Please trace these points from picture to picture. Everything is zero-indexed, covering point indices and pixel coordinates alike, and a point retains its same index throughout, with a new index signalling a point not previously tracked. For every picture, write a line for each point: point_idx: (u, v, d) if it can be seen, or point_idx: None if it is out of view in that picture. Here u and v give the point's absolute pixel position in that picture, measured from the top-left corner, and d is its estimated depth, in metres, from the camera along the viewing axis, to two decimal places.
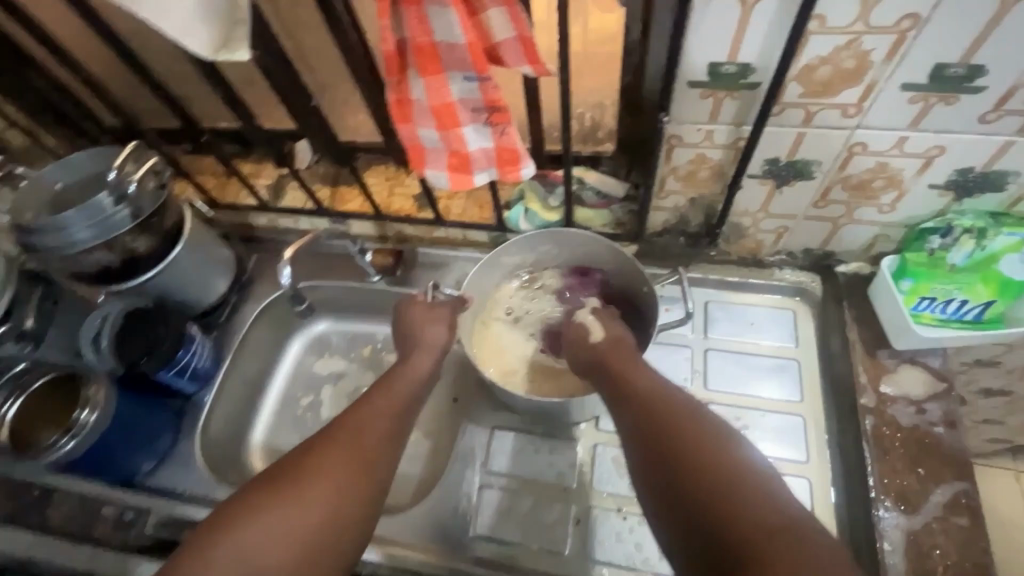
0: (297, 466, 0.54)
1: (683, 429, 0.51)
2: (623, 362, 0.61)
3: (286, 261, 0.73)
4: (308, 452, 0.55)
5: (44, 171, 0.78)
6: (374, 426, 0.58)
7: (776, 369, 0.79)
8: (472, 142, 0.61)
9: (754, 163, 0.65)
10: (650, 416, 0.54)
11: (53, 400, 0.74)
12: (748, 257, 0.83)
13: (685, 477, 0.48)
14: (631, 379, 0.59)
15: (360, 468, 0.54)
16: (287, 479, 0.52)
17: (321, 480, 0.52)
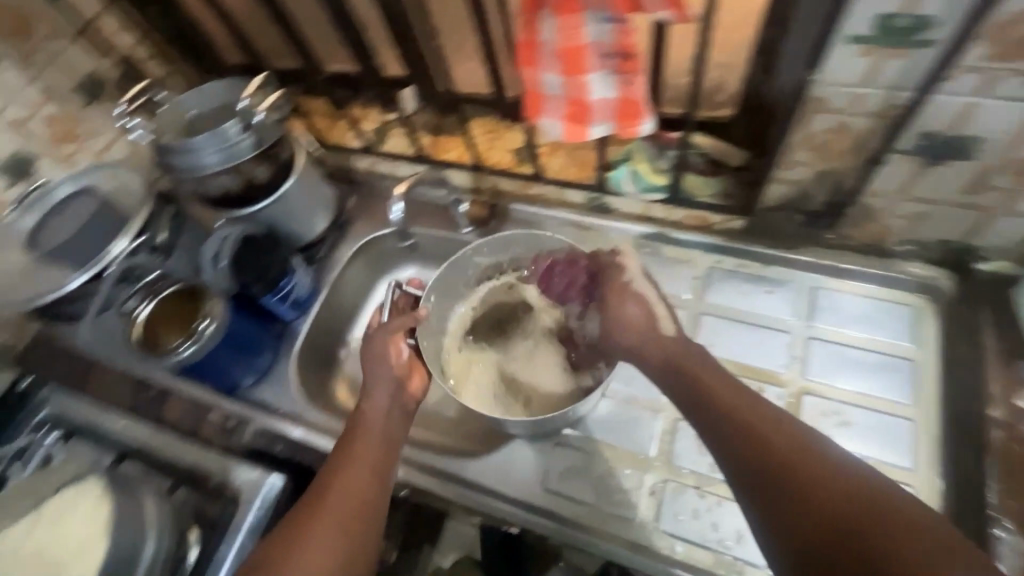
0: (289, 529, 0.57)
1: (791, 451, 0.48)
2: (701, 372, 0.57)
3: (396, 196, 0.76)
4: (297, 514, 0.59)
5: (183, 98, 0.84)
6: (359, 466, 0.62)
7: (887, 367, 0.73)
8: (595, 91, 0.59)
9: (905, 136, 0.59)
10: (747, 439, 0.50)
11: (178, 308, 0.82)
12: (871, 244, 0.76)
13: (804, 504, 0.44)
14: (713, 391, 0.55)
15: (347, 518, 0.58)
16: (283, 549, 0.56)
17: (314, 538, 0.56)
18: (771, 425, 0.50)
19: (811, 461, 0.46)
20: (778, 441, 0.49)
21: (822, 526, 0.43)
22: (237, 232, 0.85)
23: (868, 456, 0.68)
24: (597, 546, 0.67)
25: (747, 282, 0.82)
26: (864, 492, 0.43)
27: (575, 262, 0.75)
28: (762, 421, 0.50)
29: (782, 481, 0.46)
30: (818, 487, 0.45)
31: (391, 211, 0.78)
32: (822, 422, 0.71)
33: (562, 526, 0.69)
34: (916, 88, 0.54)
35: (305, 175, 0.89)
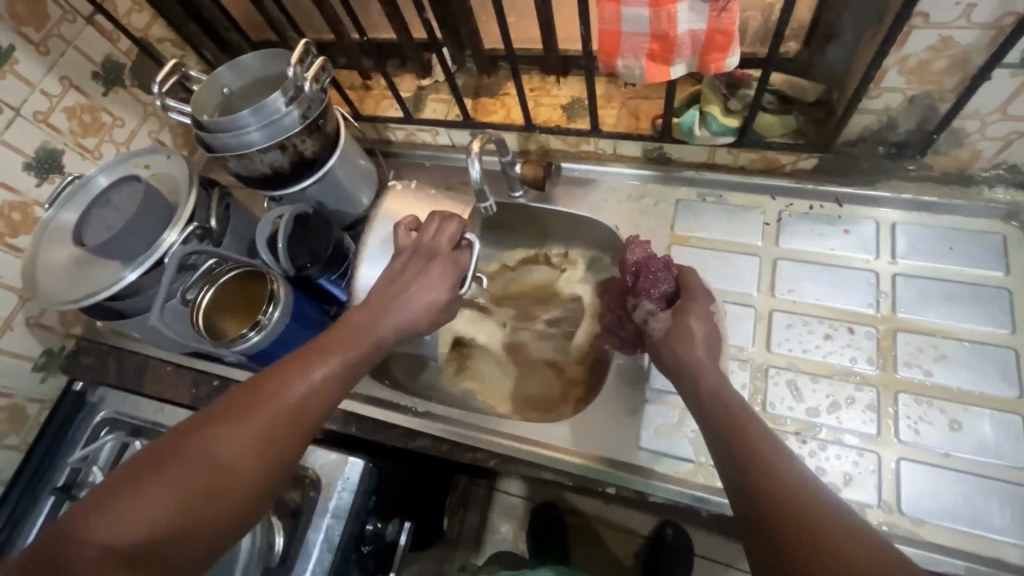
0: (222, 414, 0.53)
1: (798, 502, 0.47)
2: (736, 412, 0.56)
3: (474, 154, 0.71)
4: (234, 399, 0.54)
5: (216, 73, 0.78)
6: (313, 381, 0.56)
7: (980, 298, 0.70)
8: (684, 22, 0.55)
9: (1016, 48, 0.55)
10: (757, 481, 0.50)
11: (239, 291, 0.79)
12: (953, 172, 0.73)
13: (793, 550, 0.44)
14: (740, 427, 0.54)
15: (276, 428, 0.53)
16: (203, 433, 0.51)
17: (237, 433, 0.51)
18: (786, 472, 0.49)
19: (817, 511, 0.46)
20: (786, 488, 0.48)
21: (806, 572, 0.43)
22: (291, 210, 0.79)
23: (972, 388, 0.66)
24: (698, 499, 0.68)
25: (821, 224, 0.79)
26: (858, 554, 0.42)
27: (668, 268, 0.72)
28: (779, 464, 0.50)
29: (782, 523, 0.46)
30: (812, 536, 0.44)
31: (471, 169, 0.73)
32: (918, 359, 0.69)
33: (658, 480, 0.70)
34: None
35: (348, 148, 0.86)
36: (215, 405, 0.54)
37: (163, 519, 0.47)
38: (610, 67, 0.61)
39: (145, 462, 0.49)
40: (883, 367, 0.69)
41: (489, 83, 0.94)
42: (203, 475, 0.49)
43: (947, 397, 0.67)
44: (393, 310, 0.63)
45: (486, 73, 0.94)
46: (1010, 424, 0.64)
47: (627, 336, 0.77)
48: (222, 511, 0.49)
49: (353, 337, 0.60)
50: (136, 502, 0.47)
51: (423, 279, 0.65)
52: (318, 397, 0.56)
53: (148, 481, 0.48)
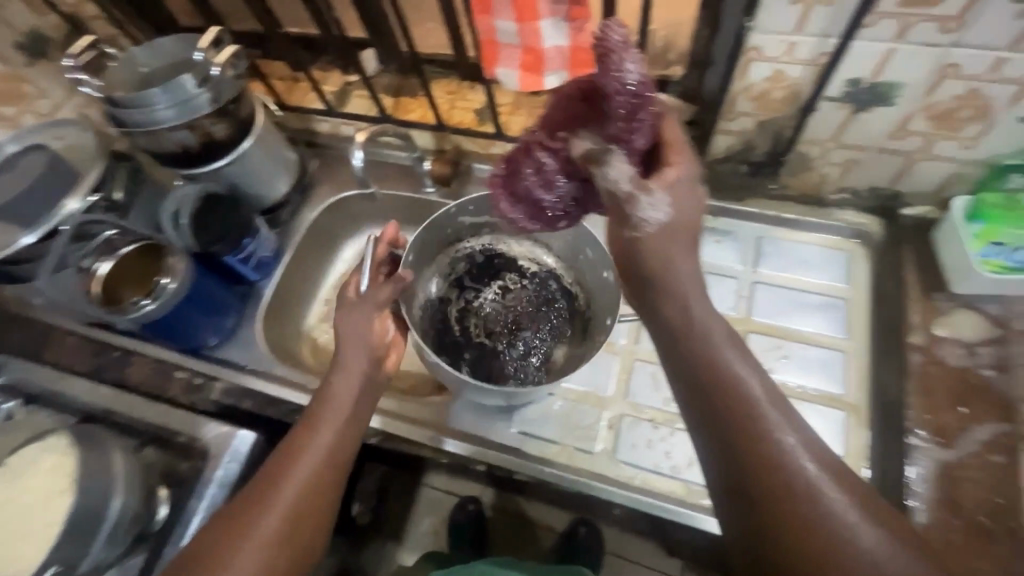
0: (220, 542, 0.52)
1: (802, 506, 0.41)
2: (699, 326, 0.49)
3: (357, 144, 0.76)
4: (239, 515, 0.54)
5: (133, 52, 0.82)
6: (307, 480, 0.56)
7: (824, 305, 0.78)
8: (548, 38, 0.61)
9: (834, 83, 0.63)
10: (753, 480, 0.43)
11: (140, 264, 0.80)
12: (809, 194, 0.82)
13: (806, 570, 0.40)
14: (726, 399, 0.46)
15: (279, 538, 0.53)
16: (208, 556, 0.51)
17: (245, 555, 0.51)
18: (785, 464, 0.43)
19: (824, 520, 0.41)
20: (787, 486, 0.42)
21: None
22: (195, 189, 0.83)
23: (808, 386, 0.73)
24: (563, 479, 0.71)
25: (699, 233, 0.86)
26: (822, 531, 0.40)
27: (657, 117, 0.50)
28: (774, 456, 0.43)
29: (785, 525, 0.41)
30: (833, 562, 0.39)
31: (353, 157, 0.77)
32: (765, 358, 0.76)
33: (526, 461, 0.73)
34: (841, 34, 0.58)
35: (268, 134, 0.89)
36: (218, 522, 0.54)
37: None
38: (493, 73, 0.67)
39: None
40: None
41: (411, 84, 0.99)
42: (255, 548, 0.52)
43: (787, 392, 0.73)
44: (341, 386, 0.62)
45: (407, 73, 0.98)
46: (834, 417, 0.70)
47: (552, 212, 0.61)
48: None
49: (333, 429, 0.60)
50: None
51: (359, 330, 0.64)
52: (314, 488, 0.57)
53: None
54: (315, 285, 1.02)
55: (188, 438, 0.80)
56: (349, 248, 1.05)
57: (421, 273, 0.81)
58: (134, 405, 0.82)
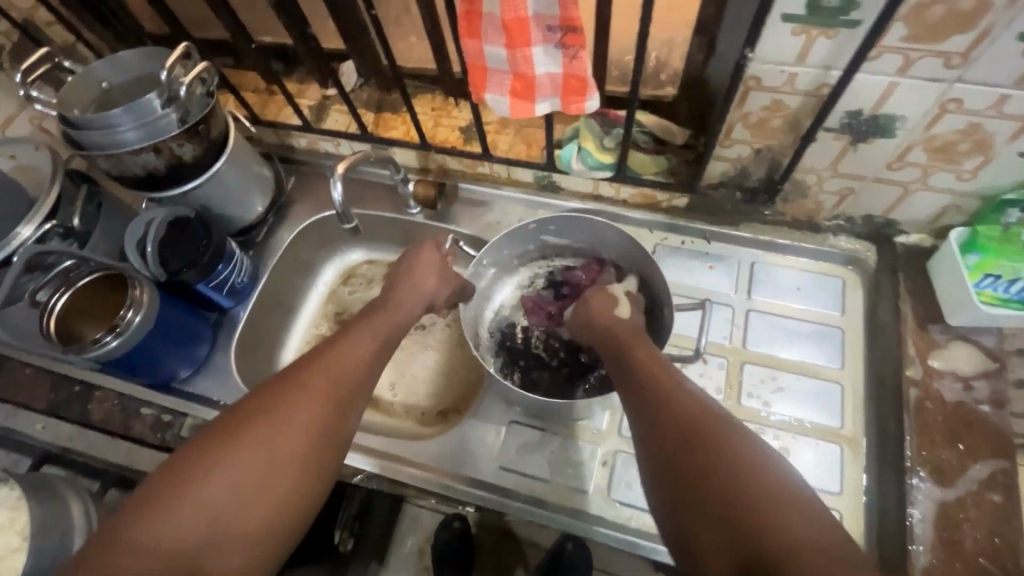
0: (251, 412, 0.53)
1: (721, 443, 0.48)
2: (635, 344, 0.60)
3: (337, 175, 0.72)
4: (286, 379, 0.56)
5: (92, 67, 0.76)
6: (353, 351, 0.60)
7: (819, 335, 0.76)
8: (540, 65, 0.58)
9: (834, 114, 0.61)
10: (682, 431, 0.50)
11: (100, 296, 0.75)
12: (803, 219, 0.80)
13: (730, 498, 0.44)
14: (658, 385, 0.55)
15: (323, 398, 0.55)
16: (257, 410, 0.53)
17: (296, 408, 0.54)
18: (707, 420, 0.50)
19: (742, 456, 0.47)
20: (710, 429, 0.49)
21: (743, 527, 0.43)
22: (162, 216, 0.78)
23: (804, 418, 0.72)
24: (555, 518, 0.69)
25: (691, 258, 0.84)
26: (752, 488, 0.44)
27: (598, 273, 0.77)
28: (692, 414, 0.51)
29: (714, 463, 0.47)
30: (755, 489, 0.44)
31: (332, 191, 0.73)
32: (759, 390, 0.74)
33: (521, 504, 0.71)
34: (844, 67, 0.56)
35: (241, 152, 0.84)
36: (265, 383, 0.56)
37: (236, 496, 0.48)
38: (481, 99, 0.64)
39: (203, 442, 0.51)
40: (729, 396, 0.74)
41: (393, 99, 0.95)
42: (272, 437, 0.51)
43: (781, 426, 0.72)
44: (398, 295, 0.69)
45: (389, 88, 0.95)
46: (829, 452, 0.70)
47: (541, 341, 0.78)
48: (289, 481, 0.51)
49: (379, 317, 0.66)
50: (190, 492, 0.47)
51: (419, 265, 0.72)
52: (357, 364, 0.59)
53: (207, 461, 0.49)
54: (296, 307, 0.97)
55: None
56: (330, 270, 1.00)
57: (496, 275, 0.83)
58: (99, 444, 0.81)
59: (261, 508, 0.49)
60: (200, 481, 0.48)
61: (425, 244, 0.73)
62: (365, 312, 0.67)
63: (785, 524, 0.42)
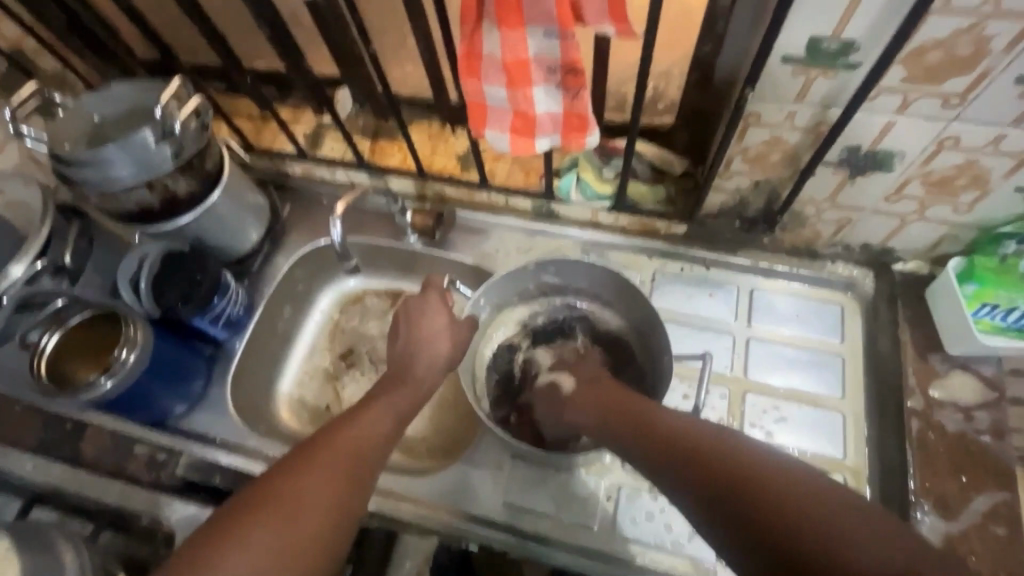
0: (283, 480, 0.56)
1: (715, 445, 0.51)
2: (605, 394, 0.63)
3: (336, 216, 0.74)
4: (303, 454, 0.59)
5: (83, 100, 0.75)
6: (376, 426, 0.63)
7: (819, 363, 0.76)
8: (541, 104, 0.58)
9: (833, 149, 0.62)
10: (677, 446, 0.53)
11: (91, 334, 0.73)
12: (801, 247, 0.80)
13: (739, 492, 0.47)
14: (641, 412, 0.59)
15: (343, 473, 0.58)
16: (284, 483, 0.56)
17: (317, 484, 0.56)
18: (687, 427, 0.54)
19: (736, 452, 0.50)
20: (693, 436, 0.53)
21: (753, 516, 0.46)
22: (156, 250, 0.78)
23: (805, 449, 0.72)
24: (560, 556, 0.70)
25: (691, 285, 0.82)
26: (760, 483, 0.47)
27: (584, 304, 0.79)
28: (683, 427, 0.54)
29: (715, 465, 0.50)
30: (754, 479, 0.47)
31: (332, 229, 0.75)
32: (761, 420, 0.74)
33: (531, 543, 0.71)
34: (842, 106, 0.57)
35: (236, 183, 0.83)
36: (288, 458, 0.59)
37: (263, 571, 0.51)
38: (481, 135, 0.64)
39: (232, 515, 0.53)
40: (732, 426, 0.74)
41: (389, 126, 0.94)
42: (304, 504, 0.55)
43: (785, 457, 0.71)
44: (418, 356, 0.71)
45: (385, 116, 0.94)
46: (833, 482, 0.69)
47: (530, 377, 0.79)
48: (308, 561, 0.53)
49: (404, 388, 0.68)
50: (221, 560, 0.50)
51: (431, 309, 0.73)
52: (376, 437, 0.63)
53: (236, 534, 0.51)
54: (293, 336, 0.95)
55: (151, 519, 0.76)
56: (326, 298, 0.98)
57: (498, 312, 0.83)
58: (90, 484, 0.77)
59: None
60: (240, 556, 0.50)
61: (430, 285, 0.76)
62: (389, 380, 0.69)
63: (791, 501, 0.45)
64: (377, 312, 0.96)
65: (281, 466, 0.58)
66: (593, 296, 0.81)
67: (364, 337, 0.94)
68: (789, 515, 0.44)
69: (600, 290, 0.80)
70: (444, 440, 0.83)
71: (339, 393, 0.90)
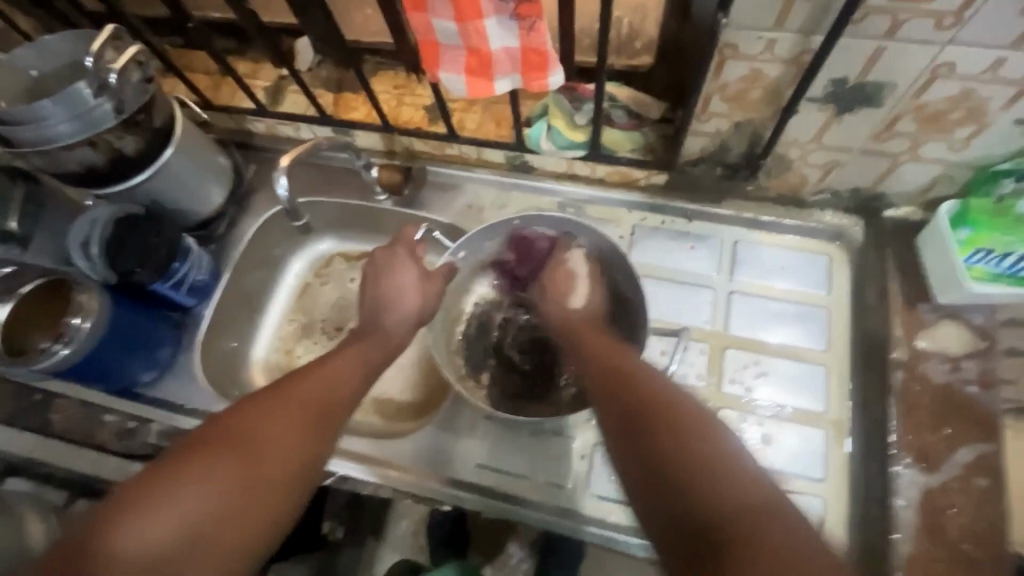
0: (235, 426, 0.50)
1: (668, 412, 0.48)
2: (590, 336, 0.62)
3: (280, 170, 0.70)
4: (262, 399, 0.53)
5: (16, 54, 0.70)
6: (346, 374, 0.59)
7: (803, 315, 0.73)
8: (494, 38, 0.53)
9: (817, 83, 0.57)
10: (626, 408, 0.51)
11: (46, 302, 0.71)
12: (787, 194, 0.76)
13: (675, 476, 0.44)
14: (611, 364, 0.56)
15: (309, 416, 0.53)
16: (245, 419, 0.51)
17: (281, 423, 0.51)
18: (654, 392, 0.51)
19: (688, 427, 0.47)
20: (653, 401, 0.50)
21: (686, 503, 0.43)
22: (107, 214, 0.74)
23: (786, 403, 0.69)
24: (532, 517, 0.69)
25: (671, 239, 0.79)
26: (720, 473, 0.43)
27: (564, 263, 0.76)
28: (651, 392, 0.51)
29: (664, 445, 0.46)
30: (704, 466, 0.44)
31: (276, 185, 0.71)
32: (741, 375, 0.71)
33: (508, 506, 0.70)
34: (826, 33, 0.52)
35: (190, 141, 0.77)
36: (251, 397, 0.54)
37: (218, 510, 0.46)
38: (435, 77, 0.59)
39: (185, 450, 0.48)
40: (711, 382, 0.71)
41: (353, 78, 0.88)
42: (257, 455, 0.49)
43: (766, 412, 0.69)
44: (389, 314, 0.68)
45: (348, 67, 0.88)
46: (813, 436, 0.67)
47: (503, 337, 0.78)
48: (273, 505, 0.49)
49: (373, 339, 0.65)
50: (171, 496, 0.45)
51: (399, 268, 0.70)
52: (346, 384, 0.58)
53: (187, 467, 0.46)
54: (264, 302, 0.92)
55: (122, 486, 0.75)
56: (298, 262, 0.95)
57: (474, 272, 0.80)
58: (60, 454, 0.77)
59: (241, 529, 0.46)
60: (181, 503, 0.45)
61: (402, 239, 0.72)
62: (358, 333, 0.66)
63: (726, 501, 0.41)
64: (349, 275, 0.93)
65: (236, 410, 0.52)
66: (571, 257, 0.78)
67: (336, 301, 0.91)
68: (726, 509, 0.41)
69: (579, 251, 0.76)
70: (421, 402, 0.82)
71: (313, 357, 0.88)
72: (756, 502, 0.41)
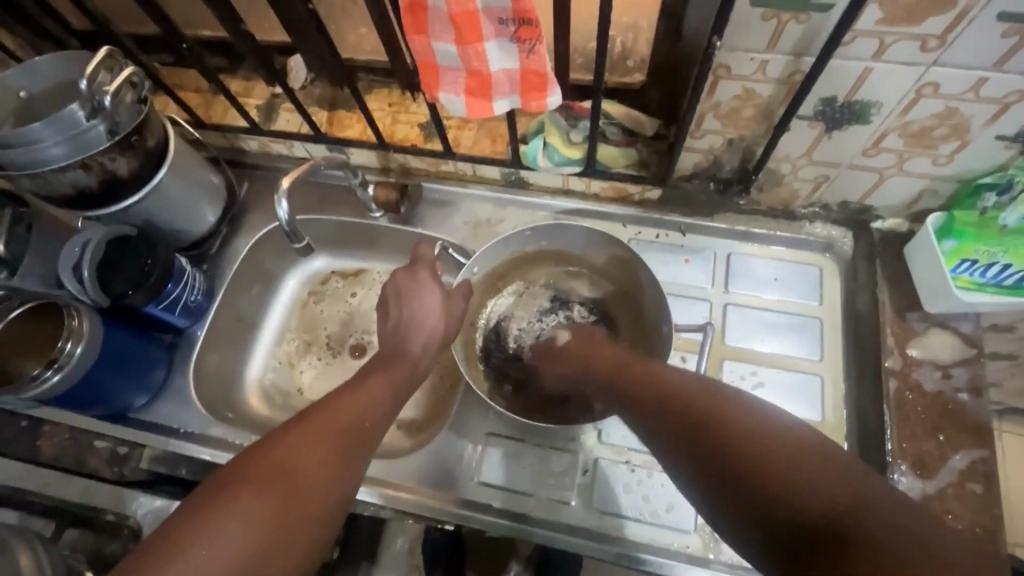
0: (266, 462, 0.49)
1: (721, 414, 0.45)
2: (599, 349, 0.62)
3: (281, 193, 0.70)
4: (289, 429, 0.53)
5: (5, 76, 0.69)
6: (375, 401, 0.59)
7: (797, 327, 0.74)
8: (494, 61, 0.54)
9: (807, 103, 0.59)
10: (665, 405, 0.49)
11: (37, 326, 0.71)
12: (778, 208, 0.77)
13: (747, 468, 0.40)
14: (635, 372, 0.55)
15: (343, 445, 0.53)
16: (280, 453, 0.50)
17: (315, 455, 0.51)
18: (679, 383, 0.50)
19: (741, 422, 0.43)
20: (683, 395, 0.48)
21: (766, 497, 0.39)
22: (99, 235, 0.72)
23: (785, 413, 0.70)
24: (544, 533, 0.69)
25: (666, 252, 0.80)
26: (770, 444, 0.41)
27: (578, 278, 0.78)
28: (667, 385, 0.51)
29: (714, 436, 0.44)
30: (763, 449, 0.41)
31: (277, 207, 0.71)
32: (739, 386, 0.72)
33: (529, 525, 0.69)
34: (817, 54, 0.53)
35: (182, 160, 0.76)
36: (282, 426, 0.54)
37: (260, 546, 0.45)
38: (435, 98, 0.60)
39: (219, 487, 0.47)
40: None
41: (346, 95, 0.89)
42: (288, 490, 0.48)
43: None
44: (410, 335, 0.67)
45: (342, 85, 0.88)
46: None
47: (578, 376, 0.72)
48: (306, 541, 0.48)
49: (400, 364, 0.64)
50: (210, 535, 0.44)
51: (422, 289, 0.70)
52: (374, 411, 0.58)
53: (227, 504, 0.46)
54: (259, 323, 0.91)
55: (115, 515, 0.72)
56: (293, 280, 0.94)
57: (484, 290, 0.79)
58: (50, 483, 0.75)
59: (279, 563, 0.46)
60: (220, 546, 0.43)
61: (419, 259, 0.72)
62: (382, 357, 0.66)
63: (806, 494, 0.38)
64: (345, 292, 0.92)
65: (264, 445, 0.51)
66: (587, 273, 0.79)
67: (334, 320, 0.91)
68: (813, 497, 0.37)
69: (598, 263, 0.77)
70: (421, 420, 0.81)
71: (308, 374, 0.88)
72: (820, 467, 0.39)
